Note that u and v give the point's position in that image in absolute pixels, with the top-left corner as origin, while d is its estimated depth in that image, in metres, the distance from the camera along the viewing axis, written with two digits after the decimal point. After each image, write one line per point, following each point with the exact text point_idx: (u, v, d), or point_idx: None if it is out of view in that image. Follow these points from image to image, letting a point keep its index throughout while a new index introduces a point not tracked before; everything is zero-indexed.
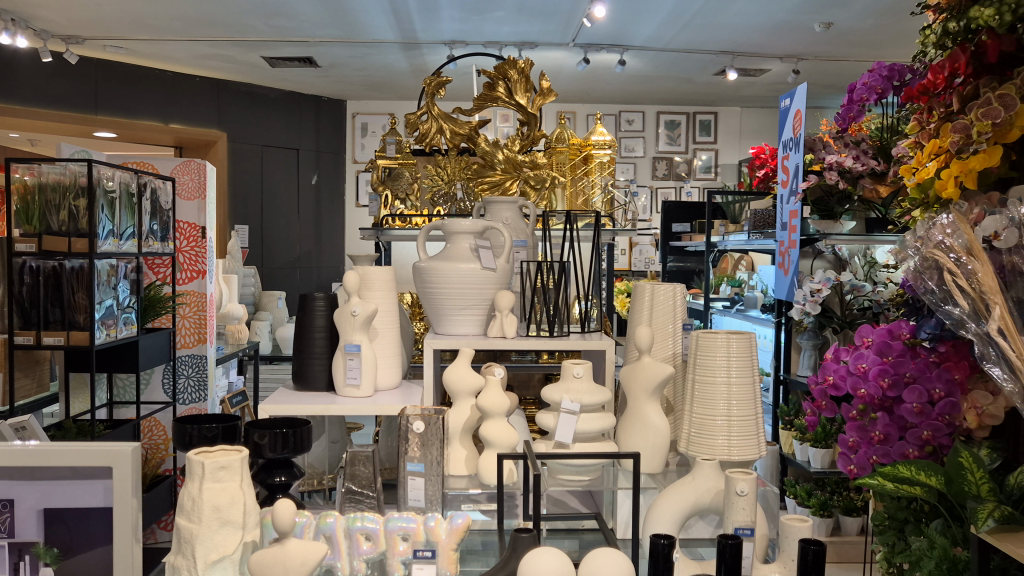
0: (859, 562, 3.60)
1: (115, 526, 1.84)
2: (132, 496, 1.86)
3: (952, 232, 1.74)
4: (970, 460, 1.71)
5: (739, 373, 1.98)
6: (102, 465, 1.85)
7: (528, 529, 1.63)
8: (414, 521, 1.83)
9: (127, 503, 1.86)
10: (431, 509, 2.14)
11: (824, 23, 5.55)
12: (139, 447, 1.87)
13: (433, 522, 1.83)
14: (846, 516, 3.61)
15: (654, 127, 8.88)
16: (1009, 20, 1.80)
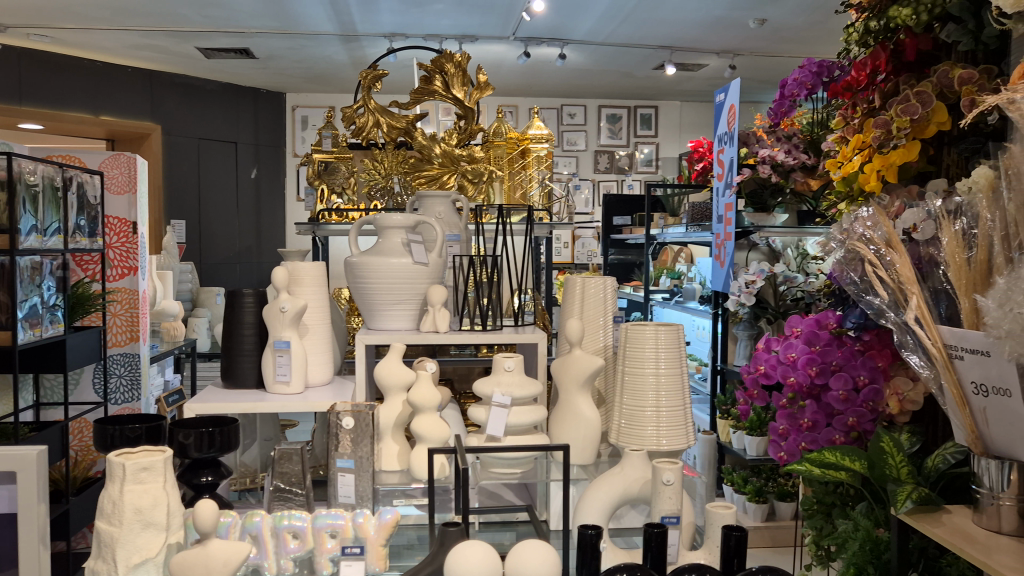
0: (792, 546, 3.70)
1: (21, 531, 1.92)
2: (37, 501, 1.94)
3: (872, 225, 1.79)
4: (891, 446, 1.79)
5: (666, 363, 2.01)
6: (7, 471, 1.93)
7: (457, 522, 1.65)
8: (343, 518, 1.83)
9: (31, 509, 1.93)
10: (361, 505, 2.13)
11: (759, 19, 5.66)
12: (43, 452, 1.95)
13: (362, 519, 1.83)
14: (781, 502, 3.69)
15: (596, 121, 8.94)
16: (926, 19, 1.88)
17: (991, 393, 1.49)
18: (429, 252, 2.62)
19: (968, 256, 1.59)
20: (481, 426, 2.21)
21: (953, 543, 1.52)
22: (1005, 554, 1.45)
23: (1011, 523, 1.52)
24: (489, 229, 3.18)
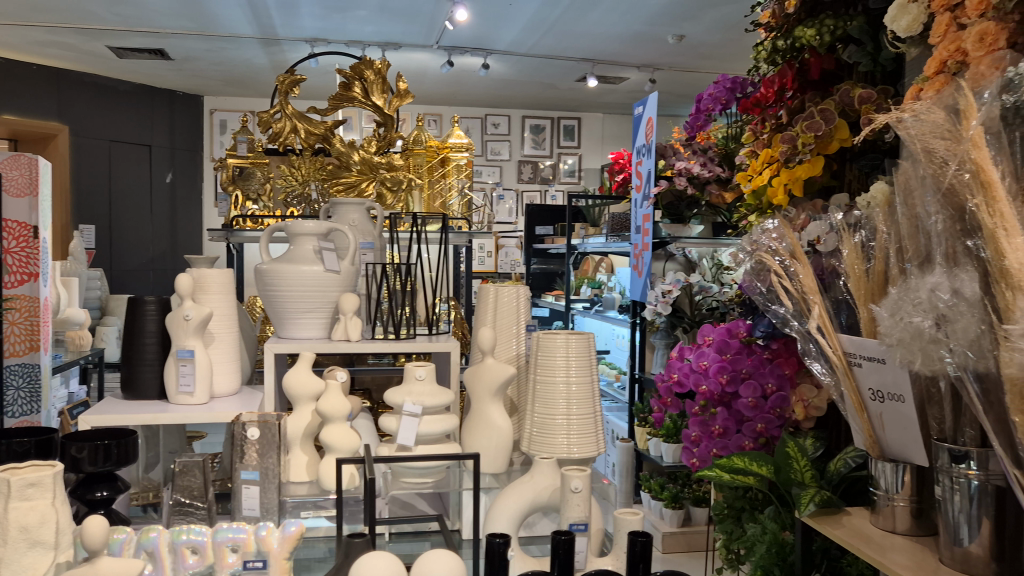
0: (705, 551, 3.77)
1: None
2: None
3: (777, 236, 1.87)
4: (796, 450, 1.85)
5: (578, 373, 2.03)
6: None
7: (362, 534, 1.63)
8: (244, 531, 1.78)
9: None
10: (266, 518, 2.09)
11: (677, 35, 5.80)
12: None
13: (265, 531, 1.78)
14: (696, 507, 3.77)
15: (519, 131, 9.00)
16: (828, 41, 1.97)
17: (887, 399, 1.55)
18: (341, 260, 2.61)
19: (867, 267, 1.64)
20: (392, 436, 2.20)
21: (851, 543, 1.57)
22: (898, 552, 1.52)
23: (904, 523, 1.60)
24: (403, 237, 3.15)
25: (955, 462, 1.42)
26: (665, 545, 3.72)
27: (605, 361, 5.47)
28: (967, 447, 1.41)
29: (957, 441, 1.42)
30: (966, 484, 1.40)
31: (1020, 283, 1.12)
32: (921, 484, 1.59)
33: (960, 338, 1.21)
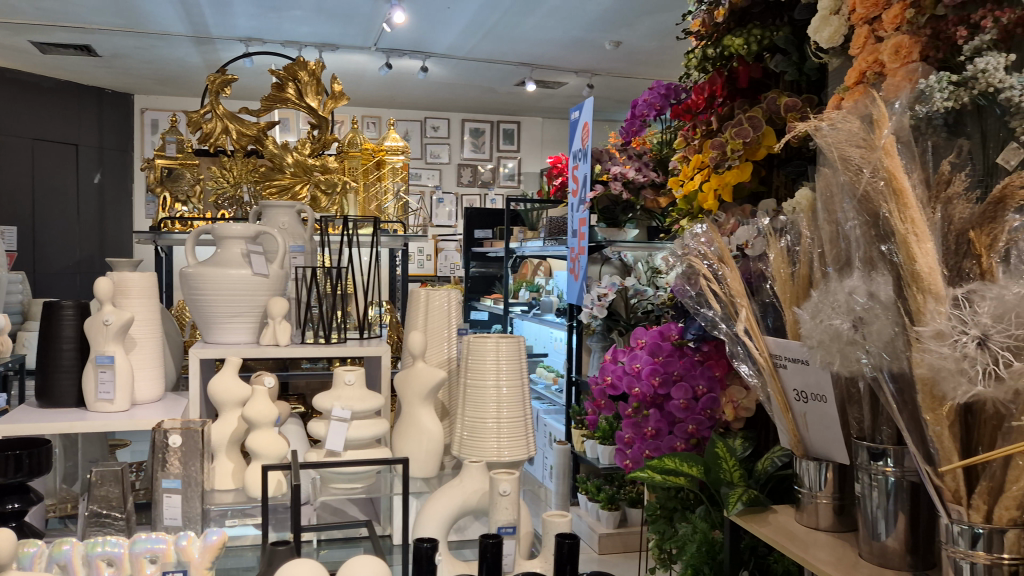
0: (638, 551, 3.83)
1: None
2: None
3: (705, 240, 1.89)
4: (725, 450, 1.89)
5: (508, 377, 2.04)
6: None
7: (285, 542, 1.60)
8: (163, 541, 1.72)
9: None
10: (188, 528, 2.05)
11: (614, 41, 5.87)
12: None
13: (184, 541, 1.73)
14: (632, 509, 3.85)
15: (459, 134, 8.99)
16: (755, 49, 2.02)
17: (810, 399, 1.60)
18: (269, 264, 2.56)
19: (792, 270, 1.68)
20: (320, 441, 2.17)
21: (776, 542, 1.61)
22: (821, 548, 1.56)
23: (827, 519, 1.65)
24: (335, 241, 3.12)
25: (874, 459, 1.47)
26: (601, 546, 3.75)
27: (543, 364, 5.50)
28: (884, 445, 1.46)
29: (876, 439, 1.47)
30: (884, 480, 1.45)
31: (931, 286, 1.18)
32: (844, 482, 1.64)
33: (875, 339, 1.25)
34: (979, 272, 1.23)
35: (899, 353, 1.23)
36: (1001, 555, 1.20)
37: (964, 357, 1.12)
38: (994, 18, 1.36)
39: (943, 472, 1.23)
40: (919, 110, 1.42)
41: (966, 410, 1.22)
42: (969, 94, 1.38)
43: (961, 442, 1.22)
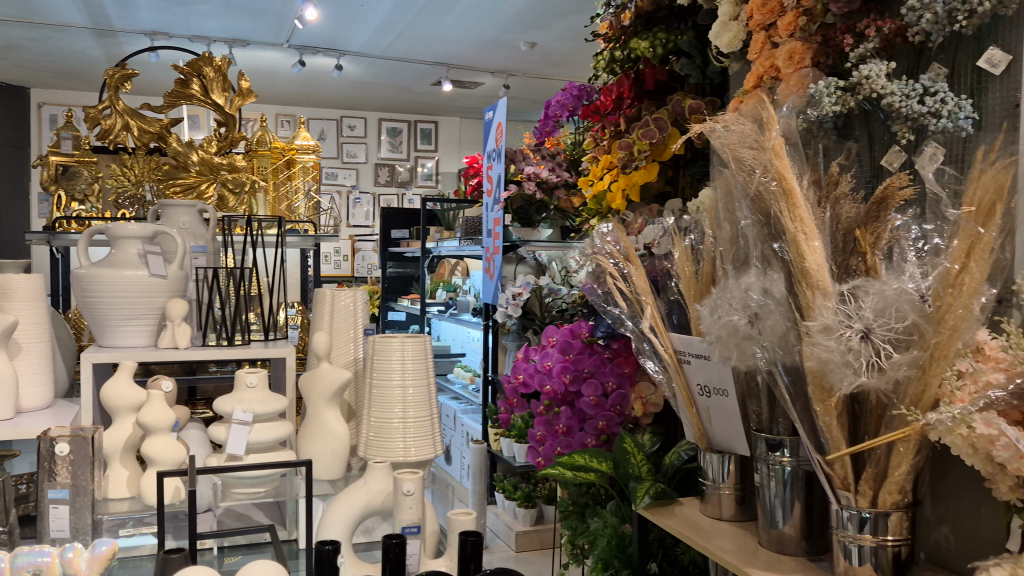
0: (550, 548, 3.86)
1: None
2: None
3: (612, 240, 1.92)
4: (633, 445, 1.94)
5: (414, 377, 2.00)
6: None
7: (180, 549, 1.56)
8: (48, 555, 1.64)
9: None
10: (77, 539, 1.96)
11: (529, 42, 5.92)
12: None
13: (71, 553, 1.68)
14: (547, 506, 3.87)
15: (376, 133, 8.90)
16: (660, 53, 2.08)
17: (713, 393, 1.65)
18: (167, 264, 2.49)
19: (696, 268, 1.73)
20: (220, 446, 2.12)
21: (682, 533, 1.65)
22: (724, 538, 1.61)
23: (729, 509, 1.70)
24: (240, 241, 3.05)
25: (772, 450, 1.52)
26: (518, 544, 3.77)
27: (460, 364, 5.48)
28: (781, 436, 1.51)
29: (773, 431, 1.52)
30: (781, 470, 1.51)
31: (818, 282, 1.23)
32: (744, 473, 1.70)
33: (769, 335, 1.30)
34: (865, 269, 1.30)
35: (791, 347, 1.28)
36: (886, 537, 1.27)
37: (848, 350, 1.18)
38: (877, 27, 1.43)
39: (831, 460, 1.28)
40: (810, 113, 1.48)
41: (852, 401, 1.28)
42: (855, 99, 1.44)
43: (849, 431, 1.28)
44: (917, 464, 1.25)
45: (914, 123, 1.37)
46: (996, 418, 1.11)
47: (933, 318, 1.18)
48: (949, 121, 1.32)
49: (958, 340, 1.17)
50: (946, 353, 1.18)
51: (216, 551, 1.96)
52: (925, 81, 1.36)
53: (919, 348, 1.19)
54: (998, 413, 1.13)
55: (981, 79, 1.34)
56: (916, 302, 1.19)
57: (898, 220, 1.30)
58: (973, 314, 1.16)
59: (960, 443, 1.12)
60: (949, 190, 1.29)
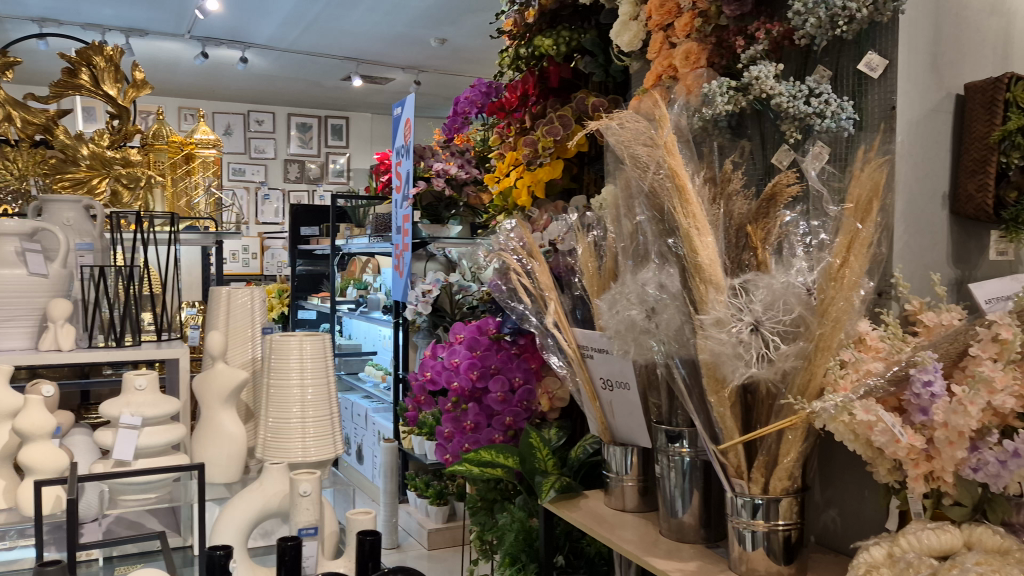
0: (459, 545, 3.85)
1: None
2: None
3: (515, 237, 1.93)
4: (538, 440, 1.95)
5: (313, 376, 1.94)
6: None
7: (58, 562, 1.48)
8: None
9: None
10: None
11: (439, 39, 5.89)
12: None
13: None
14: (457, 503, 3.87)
15: (284, 129, 8.71)
16: (564, 51, 2.08)
17: (615, 387, 1.67)
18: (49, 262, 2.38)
19: (598, 264, 1.74)
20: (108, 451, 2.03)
21: (587, 525, 1.68)
22: (627, 529, 1.64)
23: (633, 501, 1.73)
24: (129, 238, 2.92)
25: (671, 442, 1.56)
26: (430, 542, 3.76)
27: (372, 363, 5.42)
28: (680, 427, 1.55)
29: (673, 422, 1.56)
30: (680, 460, 1.54)
31: (711, 277, 1.26)
32: (646, 464, 1.73)
33: (665, 329, 1.34)
34: (755, 263, 1.34)
35: (685, 341, 1.32)
36: (778, 522, 1.31)
37: (739, 343, 1.21)
38: (766, 30, 1.48)
39: (725, 449, 1.32)
40: (705, 112, 1.52)
41: (744, 391, 1.33)
42: (746, 99, 1.48)
43: (742, 421, 1.32)
44: (805, 451, 1.31)
45: (801, 123, 1.42)
46: (874, 405, 1.18)
47: (818, 310, 1.23)
48: (833, 122, 1.38)
49: (841, 331, 1.22)
50: (830, 345, 1.23)
51: (102, 561, 1.90)
52: (811, 83, 1.41)
53: (805, 340, 1.24)
54: (876, 400, 1.21)
55: (862, 81, 1.41)
56: (802, 296, 1.24)
57: (787, 216, 1.35)
58: (853, 306, 1.22)
59: (842, 429, 1.18)
60: (832, 188, 1.35)
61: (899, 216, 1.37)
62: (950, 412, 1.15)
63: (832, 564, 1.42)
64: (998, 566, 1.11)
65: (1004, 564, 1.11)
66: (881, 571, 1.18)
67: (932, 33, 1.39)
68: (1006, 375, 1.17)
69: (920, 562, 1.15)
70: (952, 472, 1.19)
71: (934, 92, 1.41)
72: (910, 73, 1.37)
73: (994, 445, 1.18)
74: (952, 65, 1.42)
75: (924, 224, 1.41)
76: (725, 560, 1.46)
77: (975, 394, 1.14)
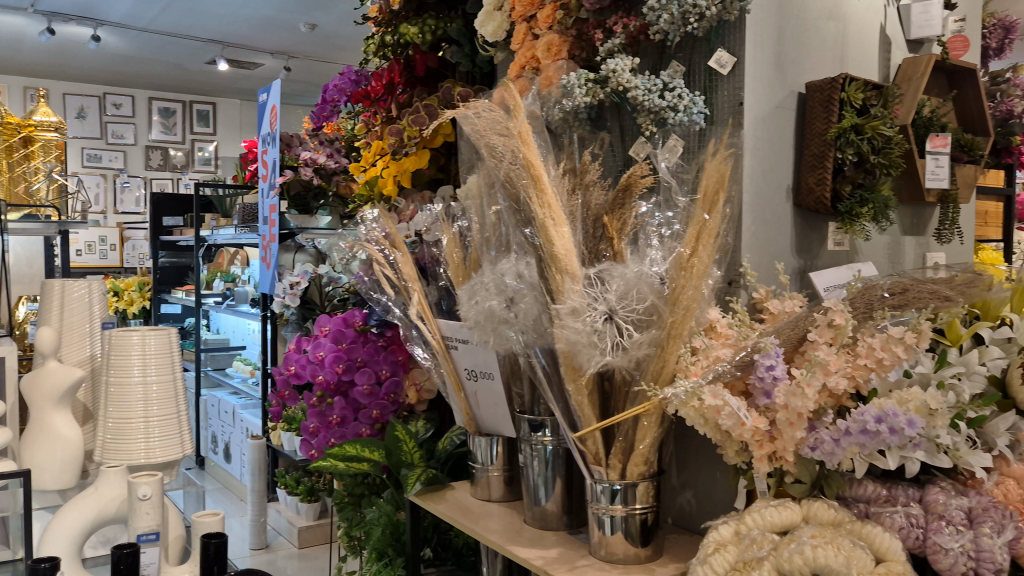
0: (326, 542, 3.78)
1: None
2: None
3: (378, 227, 1.90)
4: (404, 433, 1.93)
5: (157, 371, 1.85)
6: None
7: None
8: None
9: None
10: None
11: (309, 24, 5.73)
12: None
13: None
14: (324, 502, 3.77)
15: (145, 113, 8.26)
16: (430, 39, 2.07)
17: (480, 377, 1.68)
18: None
19: (464, 254, 1.73)
20: None
21: (452, 517, 1.67)
22: (492, 519, 1.64)
23: (498, 491, 1.74)
24: None
25: (534, 431, 1.57)
26: (301, 539, 3.68)
27: (241, 358, 5.24)
28: (542, 417, 1.56)
29: (535, 412, 1.57)
30: (543, 449, 1.56)
31: (567, 266, 1.28)
32: (511, 453, 1.75)
33: (524, 318, 1.34)
34: (611, 253, 1.36)
35: (543, 330, 1.34)
36: (635, 506, 1.34)
37: (593, 332, 1.23)
38: (623, 24, 1.50)
39: (584, 436, 1.34)
40: (565, 104, 1.54)
41: (602, 379, 1.35)
42: (604, 91, 1.51)
43: (599, 408, 1.34)
44: (659, 436, 1.34)
45: (656, 116, 1.45)
46: (721, 389, 1.22)
47: (669, 299, 1.26)
48: (685, 115, 1.42)
49: (691, 319, 1.26)
50: (680, 332, 1.26)
51: None
52: (664, 78, 1.45)
53: (658, 328, 1.26)
54: (724, 385, 1.26)
55: (712, 78, 1.45)
56: (654, 285, 1.26)
57: (642, 207, 1.38)
58: (702, 295, 1.26)
59: (693, 414, 1.22)
60: (683, 180, 1.39)
61: (745, 208, 1.43)
62: (790, 395, 1.21)
63: (686, 543, 1.47)
64: (830, 537, 1.18)
65: (837, 536, 1.19)
66: (728, 548, 1.23)
67: (775, 33, 1.46)
68: (839, 358, 1.25)
69: (762, 538, 1.21)
70: (793, 451, 1.25)
71: (778, 89, 1.47)
72: (755, 70, 1.43)
73: (829, 425, 1.25)
74: (793, 64, 1.49)
75: (769, 215, 1.47)
76: (586, 545, 1.49)
77: (812, 376, 1.22)
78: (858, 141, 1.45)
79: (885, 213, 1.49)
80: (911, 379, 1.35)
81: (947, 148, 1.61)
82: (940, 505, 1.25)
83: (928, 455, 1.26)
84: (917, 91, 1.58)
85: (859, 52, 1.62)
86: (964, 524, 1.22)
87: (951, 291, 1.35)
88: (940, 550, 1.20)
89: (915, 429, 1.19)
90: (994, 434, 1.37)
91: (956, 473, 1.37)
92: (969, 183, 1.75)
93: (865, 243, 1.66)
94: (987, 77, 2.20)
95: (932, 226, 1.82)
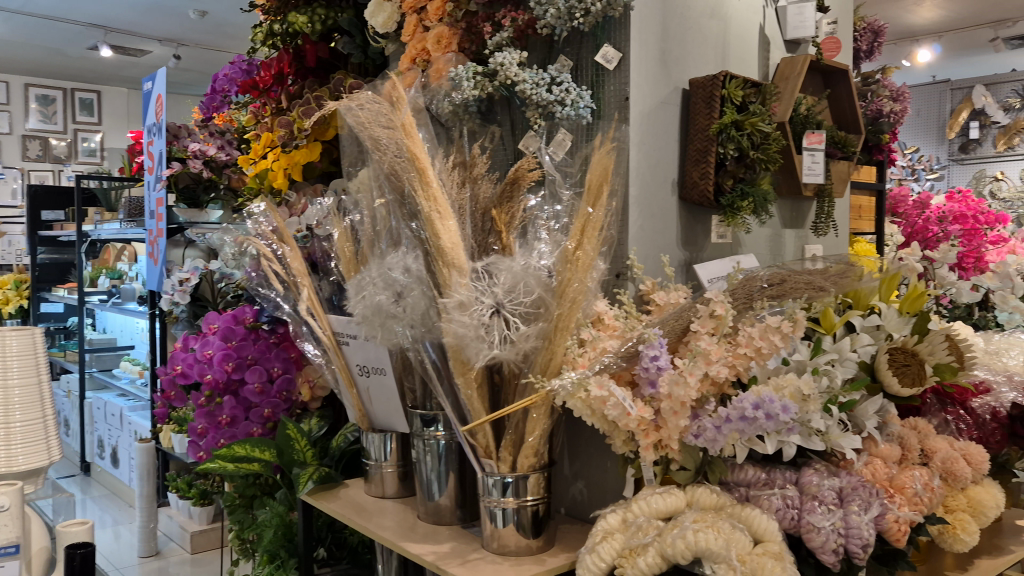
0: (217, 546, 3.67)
1: None
2: None
3: (265, 221, 1.85)
4: (296, 431, 1.89)
5: (20, 376, 1.74)
6: None
7: None
8: None
9: None
10: None
11: (199, 11, 5.53)
12: None
13: None
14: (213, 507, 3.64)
15: (22, 101, 7.79)
16: (320, 29, 2.02)
17: (371, 372, 1.65)
18: None
19: (356, 248, 1.70)
20: None
21: (345, 515, 1.63)
22: (385, 516, 1.62)
23: (392, 487, 1.72)
24: None
25: (427, 426, 1.56)
26: (194, 545, 3.57)
27: (129, 358, 5.03)
28: (435, 411, 1.55)
29: (427, 406, 1.56)
30: (435, 444, 1.55)
31: (454, 260, 1.28)
32: (405, 449, 1.73)
33: (412, 312, 1.34)
34: (500, 247, 1.36)
35: (431, 324, 1.34)
36: (527, 498, 1.35)
37: (481, 325, 1.23)
38: (511, 17, 1.50)
39: (473, 429, 1.34)
40: (454, 97, 1.52)
41: (491, 372, 1.35)
42: (493, 84, 1.51)
43: (489, 400, 1.35)
44: (549, 428, 1.35)
45: (544, 110, 1.46)
46: (606, 380, 1.24)
47: (556, 291, 1.27)
48: (572, 110, 1.43)
49: (577, 311, 1.28)
50: (567, 325, 1.27)
51: None
52: (552, 72, 1.46)
53: (545, 320, 1.27)
54: (610, 376, 1.28)
55: (599, 73, 1.47)
56: (542, 277, 1.27)
57: (530, 201, 1.39)
58: (587, 287, 1.28)
59: (580, 405, 1.23)
60: (568, 174, 1.41)
61: (632, 202, 1.45)
62: (673, 384, 1.23)
63: (577, 532, 1.49)
64: (711, 521, 1.21)
65: (717, 520, 1.22)
66: (615, 536, 1.25)
67: (659, 30, 1.49)
68: (720, 347, 1.29)
69: (647, 524, 1.24)
70: (677, 439, 1.28)
71: (663, 85, 1.50)
72: (640, 66, 1.45)
73: (711, 413, 1.29)
74: (677, 61, 1.53)
75: (655, 209, 1.50)
76: (479, 538, 1.49)
77: (694, 365, 1.25)
78: (739, 136, 1.49)
79: (765, 206, 1.55)
80: (788, 366, 1.40)
81: (822, 144, 1.67)
82: (814, 486, 1.31)
83: (803, 439, 1.31)
84: (794, 90, 1.65)
85: (739, 50, 1.67)
86: (835, 503, 1.28)
87: (824, 282, 1.41)
88: (813, 528, 1.25)
89: (790, 414, 1.24)
90: (864, 417, 1.44)
91: (830, 455, 1.43)
92: (843, 179, 1.83)
93: (748, 236, 1.72)
94: (860, 77, 2.30)
95: (811, 219, 1.90)
